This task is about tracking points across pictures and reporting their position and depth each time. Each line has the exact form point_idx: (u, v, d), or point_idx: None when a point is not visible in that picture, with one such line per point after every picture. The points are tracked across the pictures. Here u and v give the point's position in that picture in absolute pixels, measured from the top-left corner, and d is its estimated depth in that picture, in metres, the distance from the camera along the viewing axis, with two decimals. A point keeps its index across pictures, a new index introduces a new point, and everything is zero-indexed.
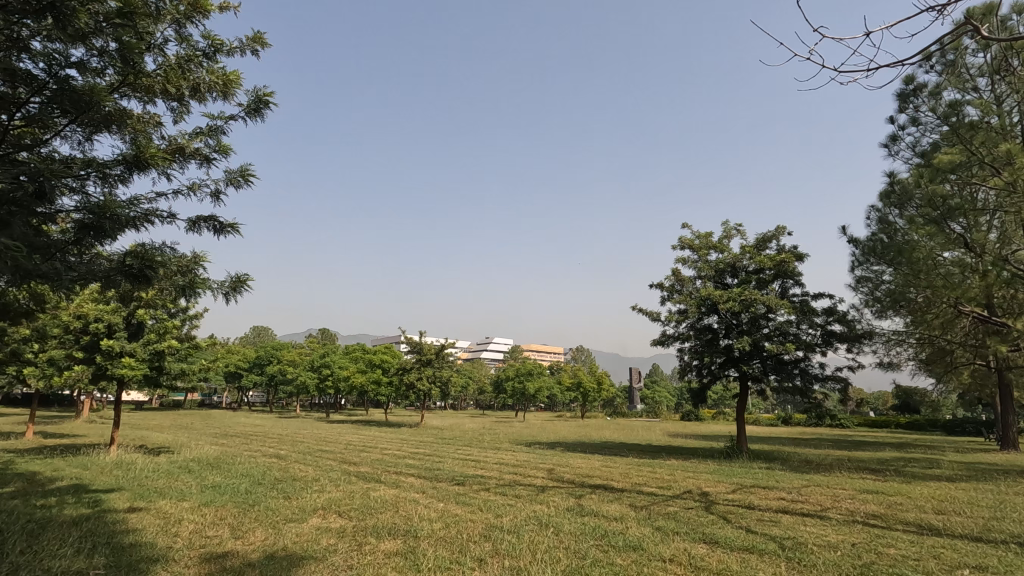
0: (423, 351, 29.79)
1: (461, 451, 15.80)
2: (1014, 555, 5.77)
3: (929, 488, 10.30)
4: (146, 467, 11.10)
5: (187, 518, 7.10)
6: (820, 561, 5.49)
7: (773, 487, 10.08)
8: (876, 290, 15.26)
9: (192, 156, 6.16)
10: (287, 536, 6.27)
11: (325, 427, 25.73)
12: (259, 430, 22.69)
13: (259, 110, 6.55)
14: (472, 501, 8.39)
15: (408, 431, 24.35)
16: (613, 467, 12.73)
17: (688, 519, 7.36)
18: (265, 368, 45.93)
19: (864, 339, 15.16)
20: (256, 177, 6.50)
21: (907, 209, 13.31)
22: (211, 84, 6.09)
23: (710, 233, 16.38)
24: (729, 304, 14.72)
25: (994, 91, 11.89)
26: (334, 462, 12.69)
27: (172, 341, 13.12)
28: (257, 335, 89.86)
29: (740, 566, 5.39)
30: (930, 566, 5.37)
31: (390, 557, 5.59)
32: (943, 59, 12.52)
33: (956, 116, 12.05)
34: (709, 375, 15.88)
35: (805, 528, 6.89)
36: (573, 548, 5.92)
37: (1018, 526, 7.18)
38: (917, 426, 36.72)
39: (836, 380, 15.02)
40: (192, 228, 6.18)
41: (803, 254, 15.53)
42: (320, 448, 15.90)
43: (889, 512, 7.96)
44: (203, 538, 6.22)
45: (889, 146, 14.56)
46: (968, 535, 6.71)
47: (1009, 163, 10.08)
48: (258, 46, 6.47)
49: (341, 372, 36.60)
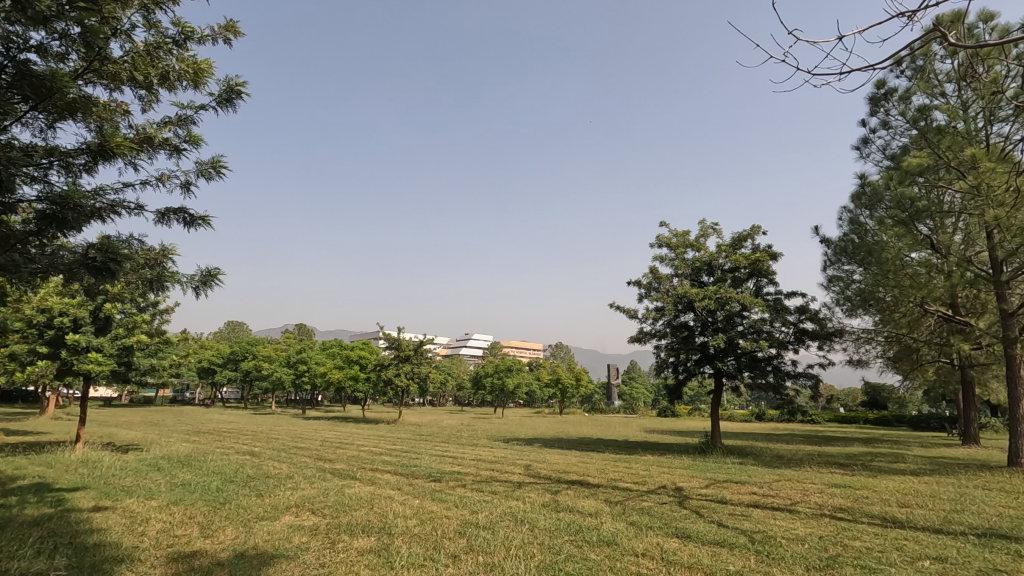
0: (401, 347, 29.50)
1: (439, 447, 15.77)
2: (973, 547, 5.95)
3: (895, 482, 10.60)
4: (115, 466, 10.75)
5: (155, 517, 6.92)
6: (788, 554, 5.60)
7: (746, 482, 10.28)
8: (847, 289, 15.60)
9: (161, 145, 6.02)
10: (258, 534, 6.15)
11: (301, 424, 25.23)
12: (231, 427, 22.22)
13: (231, 100, 6.41)
14: (448, 497, 8.37)
15: (384, 428, 23.97)
16: (590, 463, 12.80)
17: (662, 514, 7.47)
18: (239, 364, 45.10)
19: (834, 337, 15.47)
20: (228, 168, 6.41)
21: (877, 210, 13.60)
22: (181, 73, 5.91)
23: (688, 231, 16.56)
24: (705, 302, 14.90)
25: (961, 97, 12.26)
26: (309, 460, 12.47)
27: (142, 336, 12.80)
28: (232, 330, 88.44)
29: (709, 559, 5.48)
30: (893, 558, 5.51)
31: (363, 555, 5.53)
32: (913, 64, 12.84)
33: (925, 121, 12.40)
34: (685, 372, 16.07)
35: (775, 522, 7.03)
36: (548, 543, 5.95)
37: (977, 518, 7.42)
38: (884, 421, 37.99)
39: (807, 377, 15.30)
40: (161, 220, 6.06)
41: (777, 254, 15.76)
42: (294, 444, 15.60)
43: (856, 505, 8.17)
44: (171, 537, 6.07)
45: (861, 148, 14.86)
46: (929, 527, 6.91)
47: (975, 166, 10.42)
48: (230, 34, 6.32)
49: (318, 369, 36.12)
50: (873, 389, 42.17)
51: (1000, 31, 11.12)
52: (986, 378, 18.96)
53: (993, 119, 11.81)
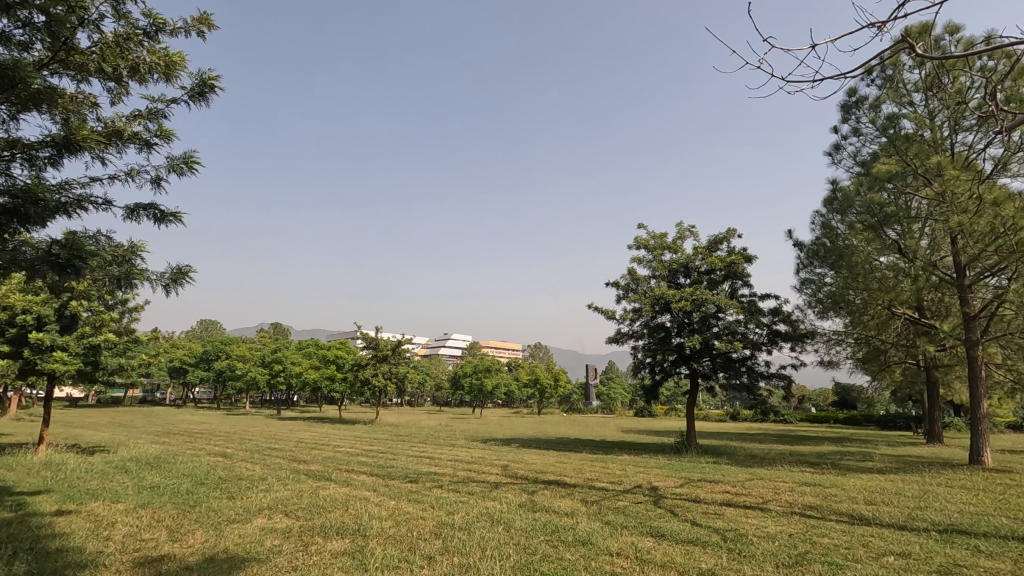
0: (379, 347, 29.25)
1: (416, 447, 15.68)
2: (935, 543, 6.14)
3: (862, 480, 10.91)
4: (80, 468, 10.46)
5: (121, 520, 6.75)
6: (758, 552, 5.69)
7: (719, 481, 10.42)
8: (818, 292, 15.95)
9: (131, 139, 5.89)
10: (228, 538, 6.04)
11: (276, 425, 24.86)
12: (203, 429, 21.73)
13: (204, 94, 6.29)
14: (424, 498, 8.32)
15: (361, 428, 23.71)
16: (567, 463, 12.87)
17: (637, 513, 7.55)
18: (211, 364, 44.18)
19: (806, 338, 15.81)
20: (201, 164, 6.30)
21: (847, 215, 13.95)
22: (153, 65, 5.76)
23: (665, 234, 16.75)
24: (682, 303, 15.09)
25: (928, 106, 12.65)
26: (283, 461, 12.33)
27: (110, 335, 12.47)
28: (204, 330, 86.58)
29: (683, 557, 5.55)
30: (859, 554, 5.66)
31: (337, 557, 5.47)
32: (883, 74, 13.19)
33: (894, 129, 12.77)
34: (662, 372, 16.26)
35: (746, 520, 7.16)
36: (524, 544, 5.95)
37: (939, 515, 7.66)
38: (853, 421, 38.97)
39: (780, 378, 15.60)
40: (131, 216, 5.95)
41: (752, 256, 16.04)
42: (268, 445, 15.36)
43: (825, 504, 8.35)
44: (138, 541, 5.93)
45: (833, 154, 15.24)
46: (894, 524, 7.10)
47: (941, 173, 10.74)
48: (204, 27, 6.21)
49: (293, 369, 35.60)
50: (843, 389, 43.18)
51: (965, 43, 11.50)
52: (949, 378, 19.54)
53: (958, 128, 12.22)
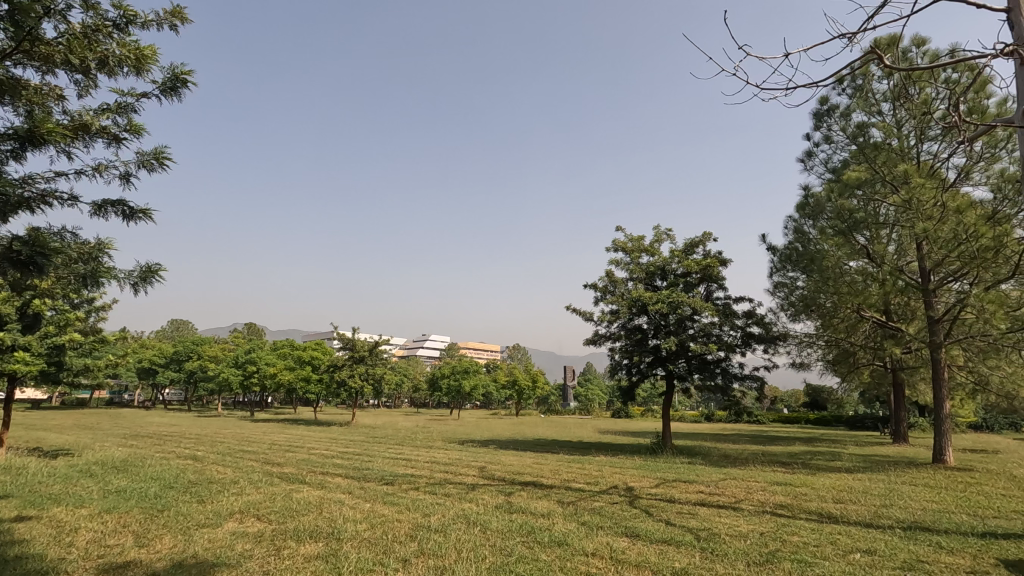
0: (356, 348, 28.91)
1: (392, 450, 15.56)
2: (899, 540, 6.32)
3: (831, 479, 11.17)
4: (42, 472, 10.10)
5: (85, 526, 6.54)
6: (731, 550, 5.79)
7: (693, 481, 10.56)
8: (791, 295, 16.30)
9: (99, 133, 5.73)
10: (198, 542, 5.91)
11: (249, 427, 24.40)
12: (172, 431, 21.20)
13: (176, 88, 6.16)
14: (400, 500, 8.27)
15: (337, 430, 23.42)
16: (544, 464, 12.89)
17: (613, 513, 7.61)
18: (182, 364, 43.14)
19: (779, 341, 16.13)
20: (172, 160, 6.18)
21: (819, 220, 14.30)
22: (122, 58, 5.60)
23: (642, 237, 16.92)
24: (658, 305, 15.26)
25: (895, 116, 13.04)
26: (256, 464, 12.08)
27: (76, 334, 12.05)
28: (175, 330, 84.59)
29: (657, 557, 5.61)
30: (828, 552, 5.80)
31: (310, 561, 5.39)
32: (853, 83, 13.56)
33: (863, 137, 13.16)
34: (638, 374, 16.40)
35: (719, 519, 7.27)
36: (500, 545, 5.94)
37: (904, 513, 7.89)
38: (823, 421, 39.89)
39: (753, 379, 15.88)
40: (97, 212, 5.79)
41: (727, 260, 16.31)
42: (240, 448, 15.05)
43: (796, 503, 8.53)
44: (102, 547, 5.76)
45: (805, 161, 15.59)
46: (861, 522, 7.29)
47: (907, 181, 11.08)
48: (177, 20, 6.06)
49: (267, 370, 34.97)
50: (814, 390, 44.15)
51: (930, 55, 11.89)
52: (914, 380, 20.16)
53: (923, 138, 12.64)
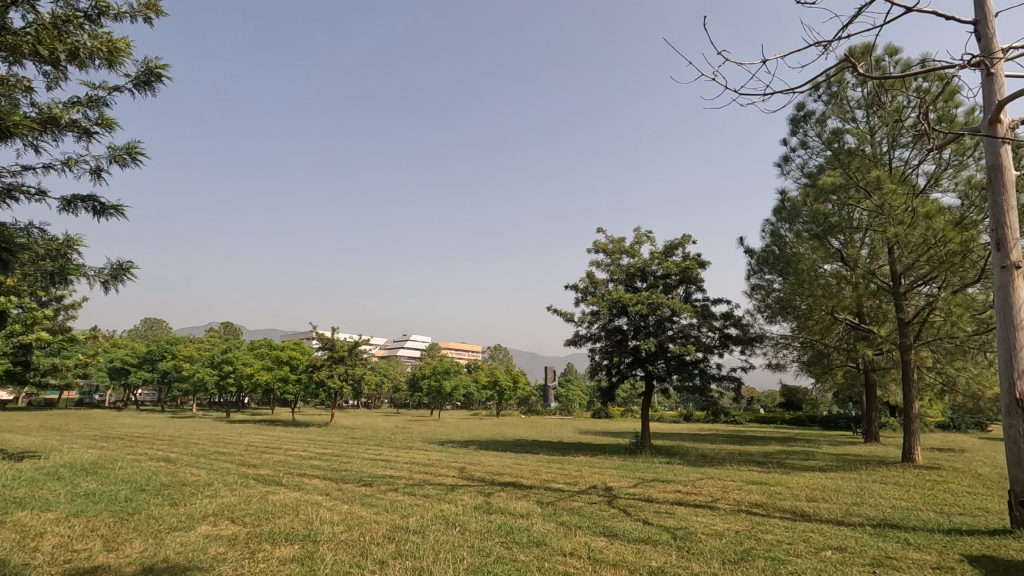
0: (335, 348, 28.61)
1: (371, 451, 15.43)
2: (869, 537, 6.48)
3: (805, 478, 11.39)
4: (6, 475, 9.79)
5: (51, 530, 6.35)
6: (706, 549, 5.87)
7: (671, 480, 10.66)
8: (767, 297, 16.59)
9: (69, 127, 5.62)
10: (169, 547, 5.78)
11: (223, 428, 23.99)
12: (145, 433, 20.74)
13: (149, 82, 6.06)
14: (378, 502, 8.20)
15: (315, 431, 23.16)
16: (523, 464, 12.90)
17: (591, 513, 7.67)
18: (156, 364, 42.23)
19: (755, 342, 16.38)
20: (146, 156, 6.12)
21: (795, 224, 14.59)
22: (94, 50, 5.48)
23: (623, 239, 17.05)
24: (638, 307, 15.39)
25: (868, 123, 13.38)
26: (230, 465, 11.86)
27: (43, 334, 11.49)
28: (148, 329, 82.71)
29: (634, 557, 5.64)
30: (800, 549, 5.91)
31: (285, 564, 5.32)
32: (829, 90, 13.87)
33: (838, 143, 13.46)
34: (618, 374, 16.50)
35: (696, 519, 7.37)
36: (478, 547, 5.92)
37: (873, 510, 8.10)
38: (799, 421, 40.63)
39: (730, 380, 16.11)
40: (67, 207, 5.69)
41: (706, 262, 16.52)
42: (215, 449, 14.78)
43: (770, 501, 8.69)
44: (70, 553, 5.60)
45: (782, 165, 15.88)
46: (832, 519, 7.46)
47: (879, 187, 11.39)
48: (152, 12, 5.95)
49: (244, 370, 34.39)
50: (790, 390, 44.93)
51: (902, 64, 12.23)
52: (886, 381, 20.63)
53: (895, 145, 12.98)
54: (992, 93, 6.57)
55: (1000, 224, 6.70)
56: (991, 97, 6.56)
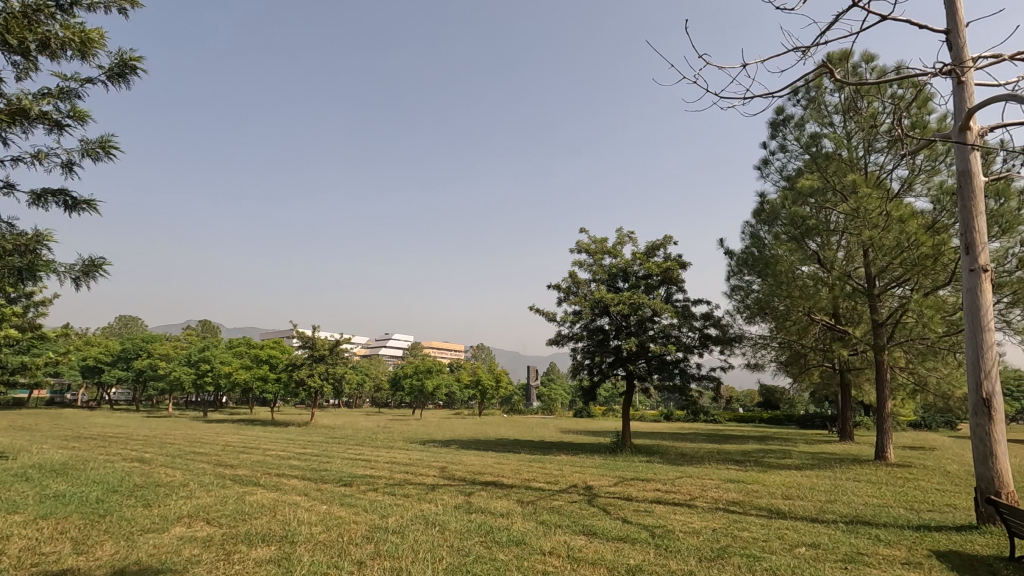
0: (316, 347, 28.29)
1: (350, 450, 15.28)
2: (841, 534, 6.61)
3: (780, 476, 11.58)
4: None
5: (17, 534, 6.17)
6: (683, 547, 5.94)
7: (650, 479, 10.75)
8: (746, 298, 16.83)
9: (40, 119, 5.48)
10: (142, 548, 5.69)
11: (199, 428, 23.53)
12: (118, 433, 20.25)
13: (123, 75, 5.94)
14: (357, 502, 8.14)
15: (294, 431, 22.85)
16: (504, 463, 12.90)
17: (571, 512, 7.70)
18: (131, 363, 41.25)
19: (734, 342, 16.58)
20: (120, 150, 6.00)
21: (773, 226, 14.82)
22: (66, 41, 5.33)
23: (605, 239, 17.14)
24: (620, 307, 15.48)
25: (845, 128, 13.65)
26: (207, 465, 11.65)
27: (12, 331, 11.07)
28: (122, 326, 80.71)
29: (612, 555, 5.69)
30: (774, 546, 6.00)
31: (261, 566, 5.25)
32: (808, 95, 14.08)
33: (815, 147, 13.70)
34: (599, 374, 16.58)
35: (673, 516, 7.47)
36: (458, 546, 5.92)
37: (846, 508, 8.26)
38: (776, 420, 41.26)
39: (710, 379, 16.28)
40: (37, 202, 5.55)
41: (686, 263, 16.69)
42: (191, 450, 14.49)
43: (746, 499, 8.81)
44: (37, 556, 5.47)
45: (761, 168, 16.09)
46: (806, 516, 7.59)
47: (854, 191, 11.63)
48: (127, 3, 5.83)
49: (221, 369, 33.78)
50: (768, 390, 45.62)
51: (878, 71, 12.52)
52: (860, 381, 21.05)
53: (871, 149, 13.27)
54: (962, 100, 6.74)
55: (969, 228, 6.87)
56: (962, 104, 6.73)
